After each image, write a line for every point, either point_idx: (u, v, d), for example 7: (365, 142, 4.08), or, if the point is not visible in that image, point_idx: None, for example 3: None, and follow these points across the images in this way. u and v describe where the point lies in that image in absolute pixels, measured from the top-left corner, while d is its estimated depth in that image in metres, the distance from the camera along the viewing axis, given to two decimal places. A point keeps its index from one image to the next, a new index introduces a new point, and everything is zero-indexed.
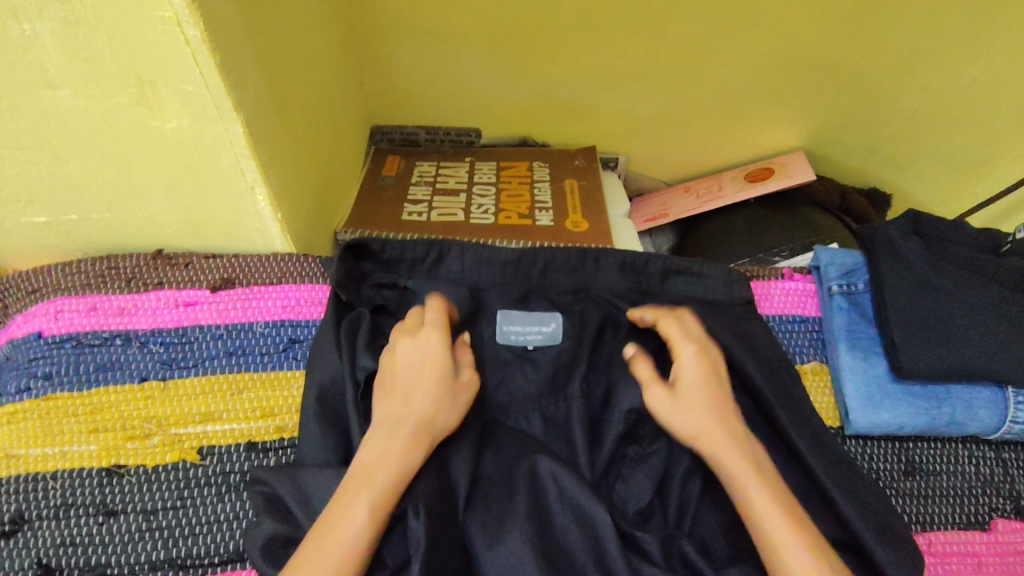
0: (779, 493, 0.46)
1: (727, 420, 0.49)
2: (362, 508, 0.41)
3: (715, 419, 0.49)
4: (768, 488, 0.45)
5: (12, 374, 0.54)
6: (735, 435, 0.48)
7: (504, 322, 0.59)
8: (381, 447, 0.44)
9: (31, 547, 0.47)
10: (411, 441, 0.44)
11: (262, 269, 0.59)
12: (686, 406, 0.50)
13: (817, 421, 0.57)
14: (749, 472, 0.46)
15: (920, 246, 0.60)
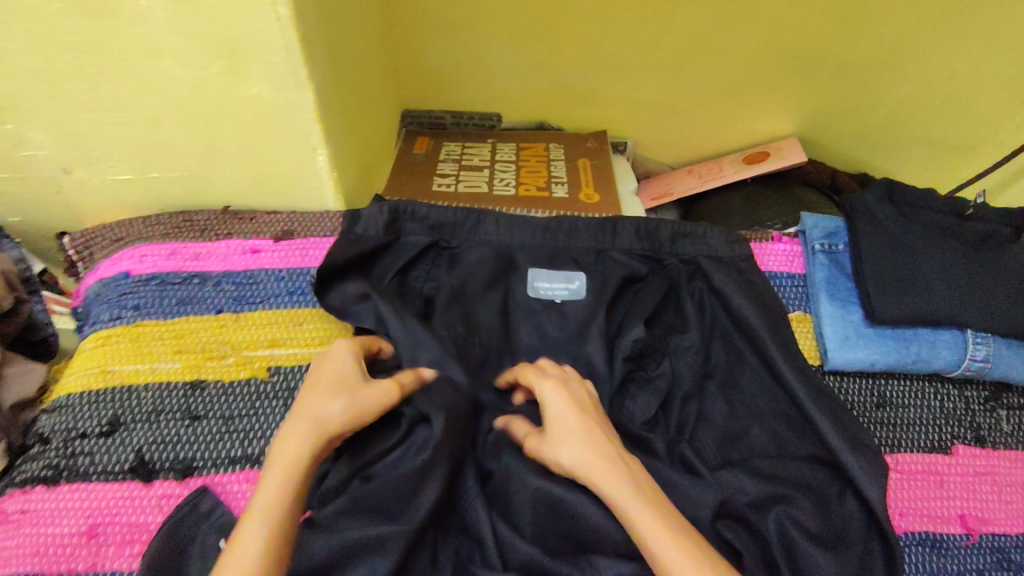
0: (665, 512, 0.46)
1: (606, 449, 0.49)
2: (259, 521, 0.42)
3: (600, 450, 0.49)
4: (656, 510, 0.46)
5: (104, 306, 0.63)
6: (617, 463, 0.48)
7: (534, 279, 0.67)
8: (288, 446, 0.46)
9: (128, 443, 0.56)
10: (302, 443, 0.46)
11: (318, 223, 0.69)
12: (563, 443, 0.49)
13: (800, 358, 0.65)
14: (630, 493, 0.46)
15: (893, 211, 0.68)
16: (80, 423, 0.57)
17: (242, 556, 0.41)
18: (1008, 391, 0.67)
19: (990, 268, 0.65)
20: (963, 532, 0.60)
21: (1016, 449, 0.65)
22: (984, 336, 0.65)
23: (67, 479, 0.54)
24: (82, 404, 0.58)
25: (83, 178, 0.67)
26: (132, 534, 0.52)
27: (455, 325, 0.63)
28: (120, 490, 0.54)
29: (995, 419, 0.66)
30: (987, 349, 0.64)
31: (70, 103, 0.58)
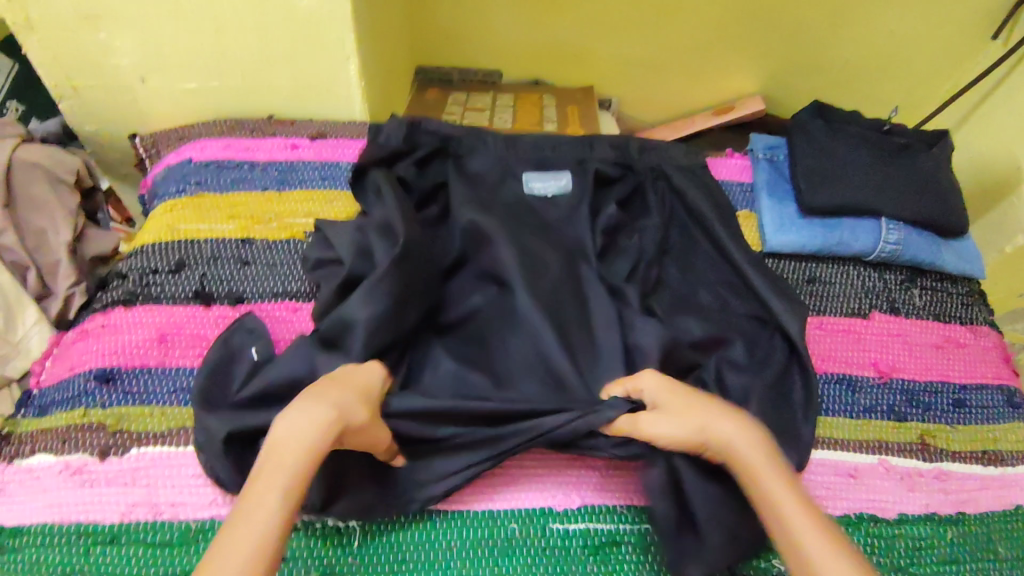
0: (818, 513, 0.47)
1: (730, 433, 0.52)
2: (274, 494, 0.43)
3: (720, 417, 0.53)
4: (806, 503, 0.48)
5: (170, 184, 0.77)
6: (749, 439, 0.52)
7: (527, 180, 0.79)
8: (296, 423, 0.46)
9: (191, 278, 0.69)
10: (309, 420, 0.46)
11: (347, 128, 0.84)
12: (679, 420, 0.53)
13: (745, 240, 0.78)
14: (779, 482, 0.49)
15: (823, 125, 0.83)
16: (153, 263, 0.70)
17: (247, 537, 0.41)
18: (920, 274, 0.80)
19: (902, 169, 0.80)
20: (876, 375, 0.72)
21: (925, 318, 0.77)
22: (896, 224, 0.78)
23: (141, 301, 0.67)
24: (154, 250, 0.71)
25: (155, 86, 0.81)
26: (194, 341, 0.65)
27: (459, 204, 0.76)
28: (184, 310, 0.67)
29: (908, 295, 0.78)
30: (899, 235, 0.77)
31: (153, 14, 0.73)
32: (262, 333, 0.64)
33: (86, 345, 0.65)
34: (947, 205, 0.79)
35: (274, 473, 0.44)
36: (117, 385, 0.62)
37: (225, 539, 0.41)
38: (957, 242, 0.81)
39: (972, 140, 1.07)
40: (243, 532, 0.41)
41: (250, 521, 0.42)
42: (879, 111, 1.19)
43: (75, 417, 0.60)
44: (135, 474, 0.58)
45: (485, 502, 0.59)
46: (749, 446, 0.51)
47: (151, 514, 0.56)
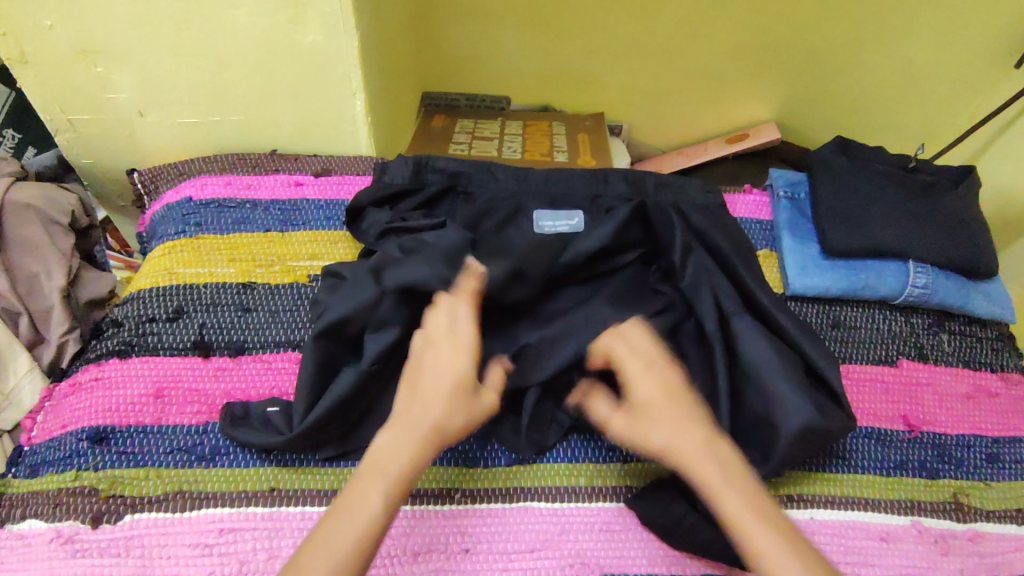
0: (762, 502, 0.48)
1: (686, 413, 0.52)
2: (377, 497, 0.46)
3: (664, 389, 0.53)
4: (747, 493, 0.48)
5: (169, 224, 0.74)
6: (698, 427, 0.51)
7: (539, 218, 0.76)
8: (407, 433, 0.49)
9: (190, 327, 0.66)
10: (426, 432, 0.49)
11: (352, 164, 0.81)
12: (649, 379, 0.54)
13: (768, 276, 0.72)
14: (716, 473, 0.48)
15: (846, 162, 0.80)
16: (150, 310, 0.67)
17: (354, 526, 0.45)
18: (948, 318, 0.77)
19: (928, 209, 0.77)
20: (905, 428, 0.69)
21: (954, 365, 0.74)
22: (924, 266, 0.75)
23: (137, 352, 0.64)
24: (151, 296, 0.68)
25: (154, 121, 0.79)
26: (193, 395, 0.62)
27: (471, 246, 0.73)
28: (182, 362, 0.64)
29: (937, 341, 0.76)
30: (927, 278, 0.74)
31: (153, 49, 0.70)
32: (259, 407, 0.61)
33: (80, 399, 0.62)
34: (977, 247, 0.76)
35: (383, 469, 0.47)
36: (111, 444, 0.59)
37: (330, 526, 0.45)
38: (986, 284, 0.78)
39: (995, 171, 1.04)
40: (343, 522, 0.45)
41: (356, 511, 0.45)
42: (897, 139, 1.17)
43: (67, 480, 0.57)
44: (128, 544, 0.54)
45: (498, 572, 0.56)
46: (692, 424, 0.51)
47: None
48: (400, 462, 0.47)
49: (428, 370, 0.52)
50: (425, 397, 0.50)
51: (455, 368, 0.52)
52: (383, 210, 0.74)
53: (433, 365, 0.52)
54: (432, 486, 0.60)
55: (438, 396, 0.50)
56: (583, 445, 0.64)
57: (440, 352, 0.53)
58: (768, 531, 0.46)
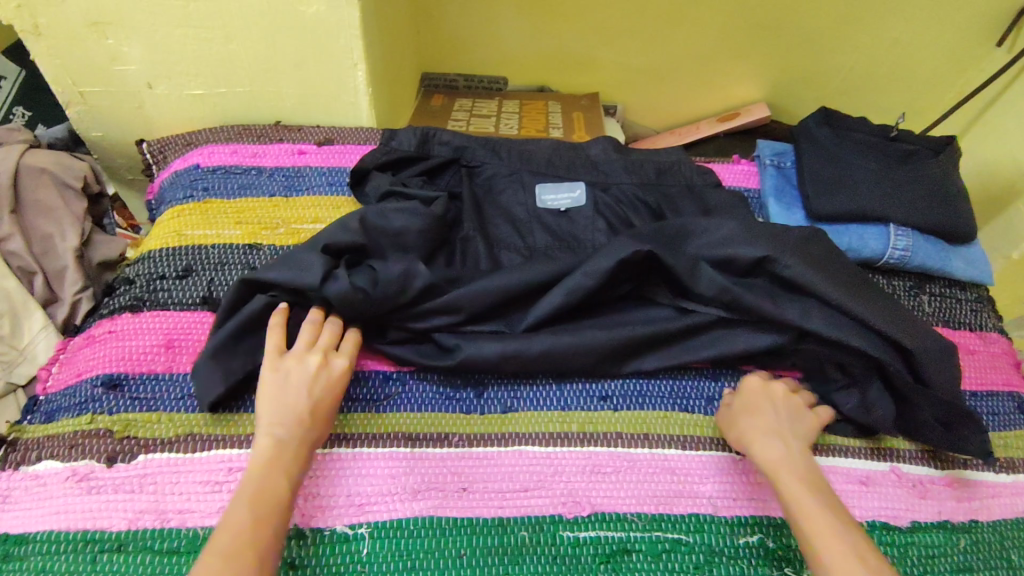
0: (835, 512, 0.53)
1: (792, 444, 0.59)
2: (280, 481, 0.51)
3: (775, 427, 0.60)
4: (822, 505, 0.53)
5: (177, 189, 0.77)
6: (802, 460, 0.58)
7: (542, 194, 0.80)
8: (285, 431, 0.54)
9: (198, 284, 0.69)
10: (293, 422, 0.55)
11: (354, 134, 0.84)
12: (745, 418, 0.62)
13: None
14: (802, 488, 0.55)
15: (829, 132, 0.83)
16: (161, 269, 0.70)
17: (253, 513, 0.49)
18: (929, 280, 0.80)
19: (909, 176, 0.81)
20: None
21: (935, 324, 0.77)
22: (904, 230, 0.78)
23: (148, 307, 0.67)
24: (161, 256, 0.71)
25: (162, 92, 0.82)
26: (202, 347, 0.65)
27: (469, 210, 0.76)
28: (191, 316, 0.67)
29: (917, 301, 0.78)
30: (907, 241, 0.77)
31: (162, 21, 0.73)
32: None
33: (94, 351, 0.65)
34: (956, 211, 0.79)
35: (271, 464, 0.52)
36: (123, 390, 0.62)
37: (232, 511, 0.49)
38: (966, 248, 0.81)
39: (978, 147, 1.07)
40: (252, 508, 0.49)
41: (252, 499, 0.50)
42: (884, 119, 1.20)
43: (82, 423, 0.60)
44: (142, 481, 0.57)
45: (494, 510, 0.59)
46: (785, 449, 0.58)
47: (158, 521, 0.55)
48: (278, 455, 0.53)
49: (281, 372, 0.57)
50: (280, 394, 0.56)
51: (309, 366, 0.58)
52: (386, 175, 0.77)
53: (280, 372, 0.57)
54: (431, 432, 0.63)
55: (296, 394, 0.56)
56: (577, 394, 0.67)
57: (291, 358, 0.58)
58: (831, 531, 0.51)
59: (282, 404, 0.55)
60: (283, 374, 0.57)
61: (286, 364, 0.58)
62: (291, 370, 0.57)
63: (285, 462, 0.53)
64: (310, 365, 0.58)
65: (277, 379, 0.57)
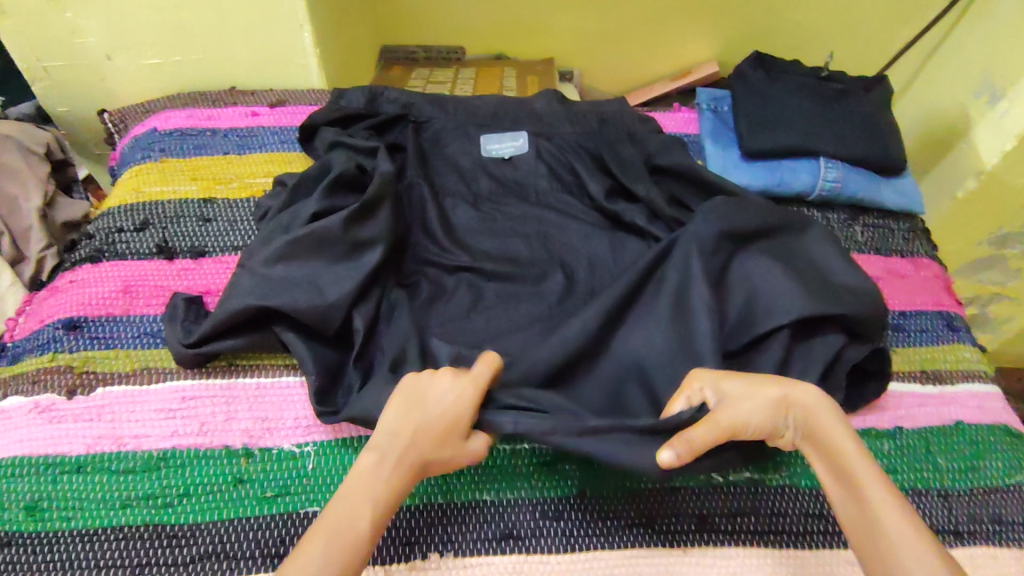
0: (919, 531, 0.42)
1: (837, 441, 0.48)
2: (364, 522, 0.44)
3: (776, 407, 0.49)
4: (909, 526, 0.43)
5: (136, 151, 0.81)
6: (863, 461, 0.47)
7: (485, 143, 0.83)
8: (382, 466, 0.46)
9: (154, 235, 0.73)
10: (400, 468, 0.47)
11: (305, 96, 0.87)
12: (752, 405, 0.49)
13: (680, 173, 0.78)
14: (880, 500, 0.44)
15: (763, 75, 0.87)
16: (119, 223, 0.73)
17: (334, 554, 0.41)
18: (862, 212, 0.83)
19: (838, 112, 0.84)
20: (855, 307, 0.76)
21: (867, 253, 0.80)
22: (835, 162, 0.81)
23: (107, 257, 0.71)
24: (120, 211, 0.74)
25: (121, 63, 0.86)
26: (158, 291, 0.69)
27: (414, 159, 0.80)
28: (148, 264, 0.70)
29: (850, 232, 0.81)
30: (836, 173, 0.80)
31: None
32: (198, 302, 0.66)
33: (56, 299, 0.69)
34: (885, 144, 0.82)
35: (361, 499, 0.44)
36: (82, 331, 0.66)
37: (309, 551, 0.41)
38: (897, 180, 0.84)
39: (923, 95, 1.11)
40: (327, 543, 0.41)
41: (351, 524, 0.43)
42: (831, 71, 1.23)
43: (44, 361, 0.64)
44: (100, 410, 0.61)
45: None
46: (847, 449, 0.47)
47: (114, 445, 0.59)
48: (388, 476, 0.46)
49: (420, 400, 0.50)
50: (408, 423, 0.49)
51: (441, 406, 0.50)
52: (334, 128, 0.80)
53: (427, 399, 0.50)
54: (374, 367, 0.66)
55: (419, 428, 0.49)
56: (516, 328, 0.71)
57: (436, 385, 0.51)
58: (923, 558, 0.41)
59: (400, 443, 0.48)
60: (418, 411, 0.49)
61: (423, 397, 0.50)
62: (425, 413, 0.49)
63: (376, 505, 0.44)
64: (445, 405, 0.50)
65: (412, 418, 0.49)
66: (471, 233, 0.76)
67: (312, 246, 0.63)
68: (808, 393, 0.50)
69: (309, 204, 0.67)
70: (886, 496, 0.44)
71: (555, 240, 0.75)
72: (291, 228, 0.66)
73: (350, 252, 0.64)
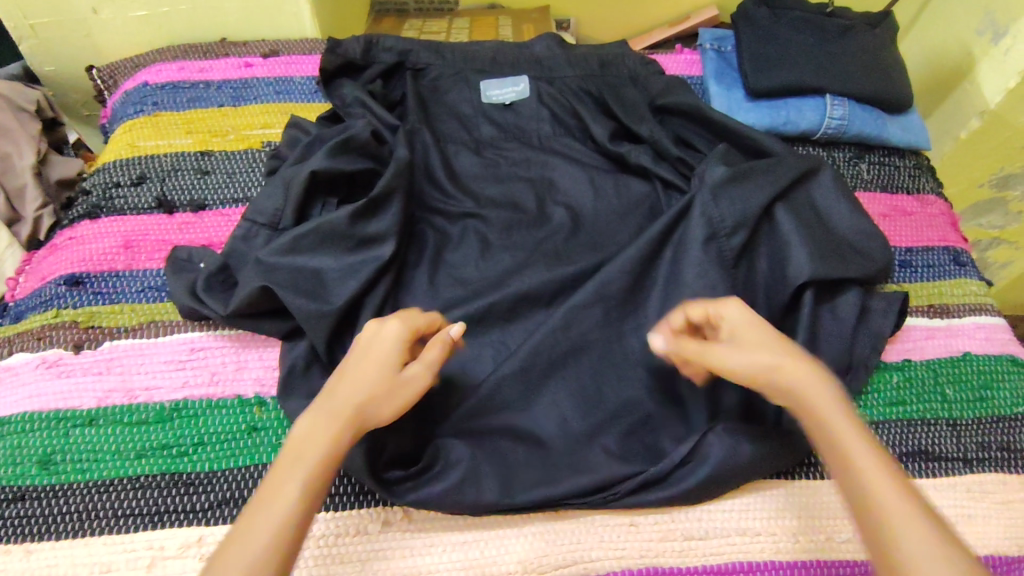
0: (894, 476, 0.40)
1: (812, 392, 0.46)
2: (296, 482, 0.41)
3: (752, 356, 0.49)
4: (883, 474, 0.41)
5: (128, 106, 0.79)
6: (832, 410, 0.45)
7: (486, 89, 0.81)
8: (314, 422, 0.44)
9: (152, 189, 0.71)
10: (333, 418, 0.44)
11: (299, 45, 0.85)
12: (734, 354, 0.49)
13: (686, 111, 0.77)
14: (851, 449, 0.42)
15: (766, 13, 0.85)
16: (115, 178, 0.72)
17: (267, 520, 0.39)
18: (868, 150, 0.82)
19: (844, 49, 0.82)
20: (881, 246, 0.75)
21: (875, 189, 0.80)
22: (841, 100, 0.80)
23: (105, 213, 0.69)
24: (115, 166, 0.73)
25: (107, 17, 0.83)
26: (159, 245, 0.67)
27: (413, 107, 0.78)
28: (148, 218, 0.69)
29: (856, 169, 0.81)
30: (842, 110, 0.79)
31: None
32: (199, 254, 0.65)
33: (56, 257, 0.67)
34: (890, 80, 0.81)
35: (295, 462, 0.42)
36: (85, 287, 0.65)
37: (241, 531, 0.38)
38: (904, 117, 0.83)
39: (926, 36, 1.10)
40: (260, 512, 0.39)
41: (271, 511, 0.39)
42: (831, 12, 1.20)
43: (48, 317, 0.63)
44: (109, 364, 0.60)
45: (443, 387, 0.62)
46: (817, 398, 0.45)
47: (125, 399, 0.59)
48: (321, 427, 0.43)
49: (356, 354, 0.49)
50: (342, 378, 0.47)
51: (380, 350, 0.48)
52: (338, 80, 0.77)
53: (359, 352, 0.49)
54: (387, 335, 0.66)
55: (356, 377, 0.47)
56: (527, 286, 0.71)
57: (368, 336, 0.50)
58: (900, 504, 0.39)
59: (335, 393, 0.46)
60: (354, 365, 0.48)
61: (357, 352, 0.49)
62: (362, 363, 0.48)
63: (313, 460, 0.42)
64: (382, 348, 0.49)
65: (347, 372, 0.47)
66: (475, 180, 0.75)
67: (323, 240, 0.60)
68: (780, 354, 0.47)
69: (312, 161, 0.64)
70: (858, 442, 0.42)
71: (560, 186, 0.74)
72: (291, 189, 0.63)
73: (358, 245, 0.61)
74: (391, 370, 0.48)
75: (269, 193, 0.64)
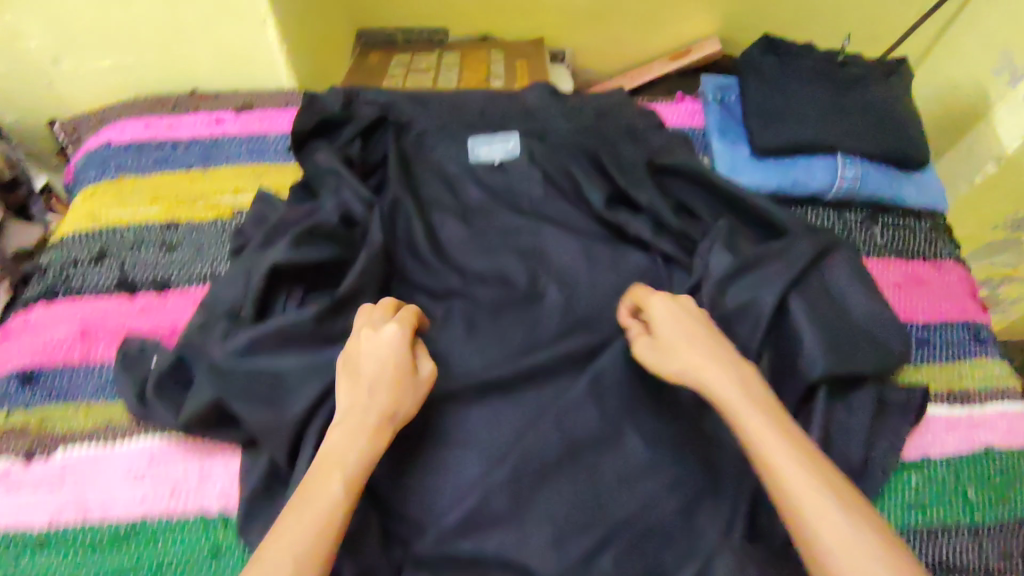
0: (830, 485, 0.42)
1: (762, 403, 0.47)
2: (335, 484, 0.43)
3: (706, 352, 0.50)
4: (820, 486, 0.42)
5: (89, 167, 0.73)
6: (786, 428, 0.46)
7: (473, 146, 0.75)
8: (345, 436, 0.46)
9: (112, 267, 0.66)
10: (360, 432, 0.46)
11: (275, 98, 0.80)
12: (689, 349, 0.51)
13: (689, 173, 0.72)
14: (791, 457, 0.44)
15: (773, 62, 0.80)
16: (74, 254, 0.67)
17: (306, 524, 0.41)
18: (882, 211, 0.77)
19: (856, 103, 0.77)
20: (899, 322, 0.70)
21: (889, 255, 0.75)
22: (853, 159, 0.75)
23: (62, 295, 0.64)
24: (74, 240, 0.68)
25: (70, 67, 0.77)
26: (119, 332, 0.62)
27: (395, 169, 0.73)
28: (107, 301, 0.64)
29: (870, 233, 0.76)
30: (854, 170, 0.74)
31: None
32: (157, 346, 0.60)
33: (7, 346, 0.62)
34: (905, 136, 0.76)
35: (330, 470, 0.44)
36: (38, 382, 0.60)
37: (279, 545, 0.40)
38: (919, 175, 0.78)
39: (939, 72, 1.04)
40: (298, 519, 0.41)
41: (305, 515, 0.41)
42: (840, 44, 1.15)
43: None
44: (62, 475, 0.55)
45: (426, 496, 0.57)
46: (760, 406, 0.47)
47: (78, 515, 0.54)
48: (353, 441, 0.45)
49: (359, 360, 0.50)
50: (352, 390, 0.48)
51: (383, 356, 0.50)
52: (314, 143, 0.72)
53: (365, 354, 0.50)
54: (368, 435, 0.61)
55: (369, 387, 0.48)
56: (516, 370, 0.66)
57: (368, 339, 0.51)
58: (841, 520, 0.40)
59: (355, 403, 0.47)
60: (359, 372, 0.49)
61: (360, 356, 0.50)
62: (370, 369, 0.49)
63: (347, 466, 0.44)
64: (385, 356, 0.50)
65: (354, 379, 0.49)
66: (461, 251, 0.69)
67: (282, 342, 0.55)
68: (720, 364, 0.49)
69: (274, 252, 0.59)
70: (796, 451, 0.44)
71: (553, 258, 0.69)
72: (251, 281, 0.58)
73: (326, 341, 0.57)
74: (398, 369, 0.50)
75: (229, 282, 0.59)
